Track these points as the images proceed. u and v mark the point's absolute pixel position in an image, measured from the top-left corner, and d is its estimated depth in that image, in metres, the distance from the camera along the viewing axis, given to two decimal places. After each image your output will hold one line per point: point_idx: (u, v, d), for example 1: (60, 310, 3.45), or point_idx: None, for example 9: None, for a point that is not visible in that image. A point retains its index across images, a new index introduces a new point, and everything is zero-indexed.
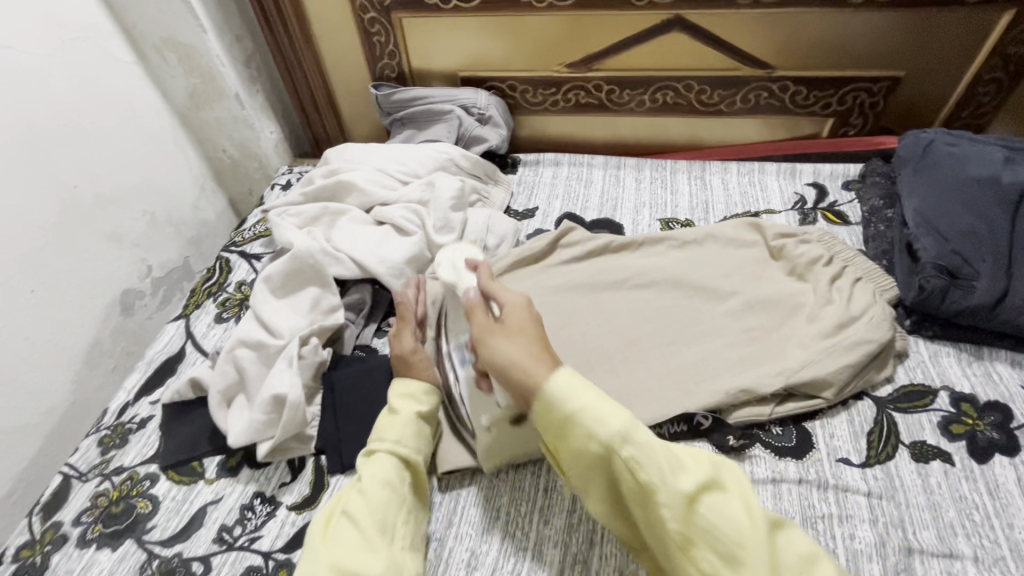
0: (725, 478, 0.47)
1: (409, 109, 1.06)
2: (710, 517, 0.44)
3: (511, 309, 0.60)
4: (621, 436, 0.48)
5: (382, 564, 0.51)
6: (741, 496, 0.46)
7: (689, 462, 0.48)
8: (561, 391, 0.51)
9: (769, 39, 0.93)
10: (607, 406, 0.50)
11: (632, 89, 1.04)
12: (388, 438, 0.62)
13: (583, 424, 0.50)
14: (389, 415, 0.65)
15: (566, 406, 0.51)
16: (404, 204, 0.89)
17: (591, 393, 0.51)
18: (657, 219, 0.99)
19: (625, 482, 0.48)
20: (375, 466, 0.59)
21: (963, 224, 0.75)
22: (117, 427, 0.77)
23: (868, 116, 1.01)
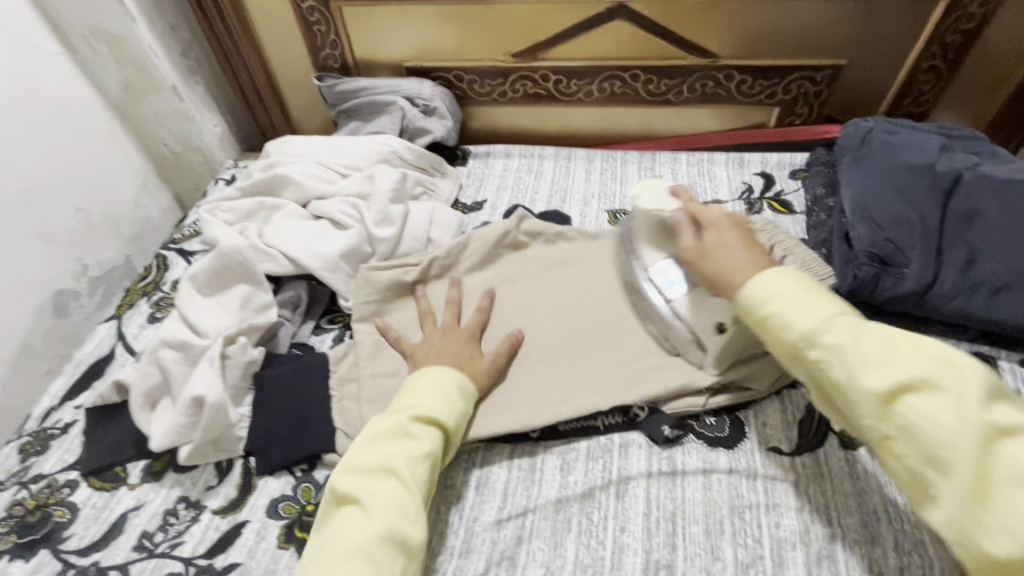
0: (947, 377, 0.44)
1: (353, 100, 1.04)
2: (910, 415, 0.44)
3: (718, 226, 0.62)
4: (810, 335, 0.50)
5: (422, 536, 0.54)
6: (960, 397, 0.43)
7: (901, 358, 0.46)
8: (759, 293, 0.54)
9: (711, 28, 0.92)
10: (806, 304, 0.51)
11: (579, 79, 1.02)
12: (443, 409, 0.61)
13: (775, 324, 0.52)
14: (441, 384, 0.63)
15: (759, 308, 0.53)
16: (342, 198, 0.87)
17: (788, 294, 0.52)
18: (605, 210, 0.98)
19: (823, 376, 0.50)
20: (424, 436, 0.59)
21: (896, 211, 0.76)
22: (39, 433, 0.74)
23: (813, 106, 1.01)
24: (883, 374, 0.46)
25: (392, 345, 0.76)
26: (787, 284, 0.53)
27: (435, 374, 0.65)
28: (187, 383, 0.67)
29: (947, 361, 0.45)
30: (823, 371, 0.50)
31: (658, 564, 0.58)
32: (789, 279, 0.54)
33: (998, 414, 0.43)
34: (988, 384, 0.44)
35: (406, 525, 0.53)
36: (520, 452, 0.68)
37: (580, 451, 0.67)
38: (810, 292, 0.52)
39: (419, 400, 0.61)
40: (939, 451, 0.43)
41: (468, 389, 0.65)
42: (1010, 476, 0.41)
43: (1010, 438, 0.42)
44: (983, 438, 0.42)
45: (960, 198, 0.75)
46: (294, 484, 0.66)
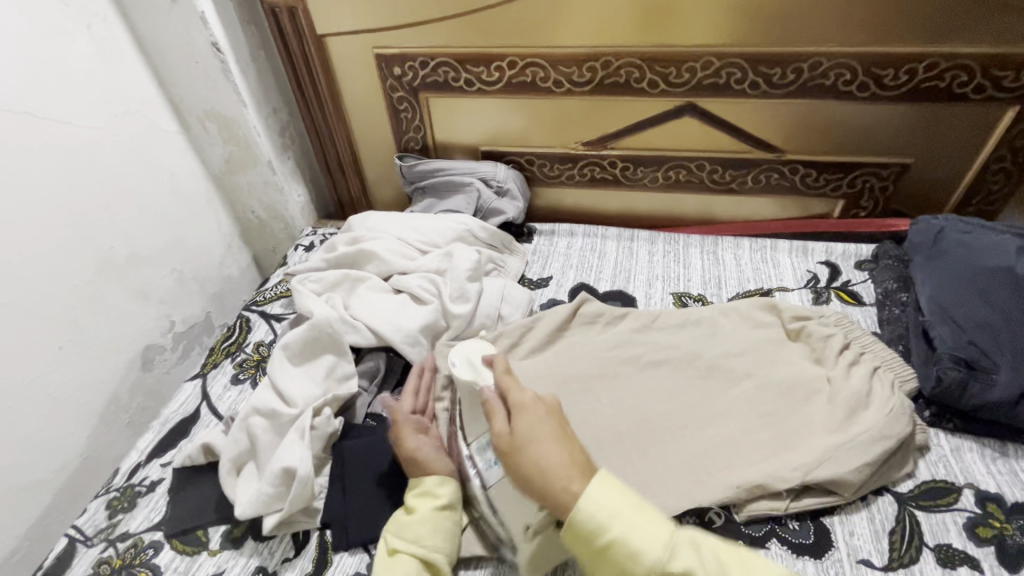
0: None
1: (432, 179, 1.12)
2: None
3: (528, 411, 0.60)
4: (661, 569, 0.48)
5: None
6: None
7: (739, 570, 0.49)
8: (597, 511, 0.51)
9: (777, 126, 0.96)
10: (644, 526, 0.50)
11: (645, 167, 1.08)
12: (412, 536, 0.62)
13: (620, 554, 0.49)
14: (407, 512, 0.64)
15: (604, 531, 0.50)
16: (422, 274, 0.92)
17: (626, 514, 0.51)
18: (670, 293, 1.00)
19: None
20: (398, 571, 0.59)
21: (978, 314, 0.75)
22: (128, 489, 0.77)
23: (878, 200, 1.03)
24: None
25: None
26: (621, 495, 0.52)
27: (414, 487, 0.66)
28: (275, 456, 0.70)
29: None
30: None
31: None
32: (620, 488, 0.53)
33: None
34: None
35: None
36: None
37: None
38: (644, 512, 0.52)
39: (391, 534, 0.63)
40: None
41: (438, 500, 0.64)
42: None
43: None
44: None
45: None
46: (370, 562, 0.67)
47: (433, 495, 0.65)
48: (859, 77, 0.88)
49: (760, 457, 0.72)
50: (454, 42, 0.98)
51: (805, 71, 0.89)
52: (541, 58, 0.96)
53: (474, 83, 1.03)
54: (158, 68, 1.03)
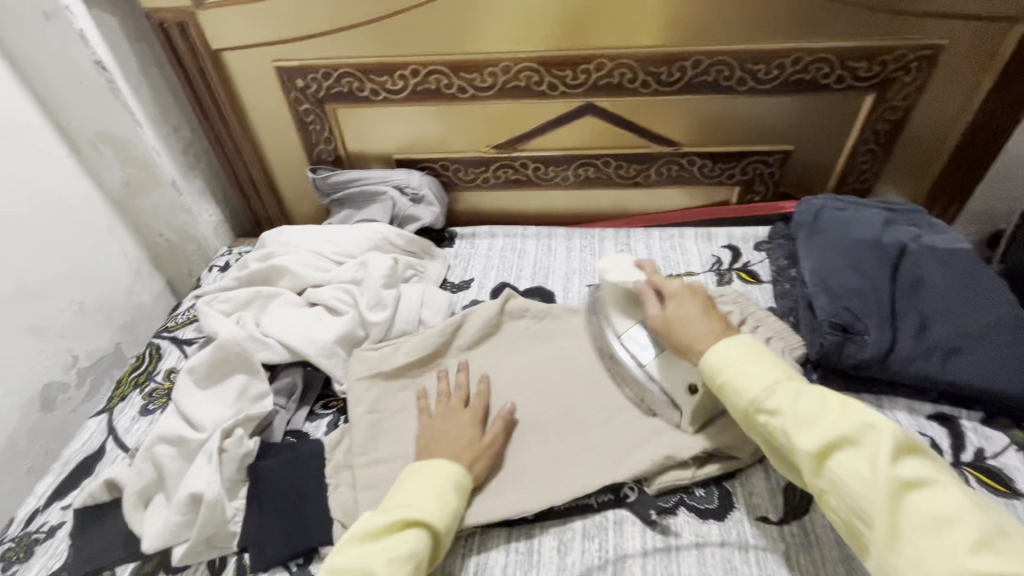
0: (871, 439, 0.52)
1: (347, 190, 1.11)
2: (838, 469, 0.53)
3: (677, 296, 0.72)
4: (754, 402, 0.60)
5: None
6: (874, 454, 0.51)
7: (832, 419, 0.55)
8: (715, 360, 0.64)
9: (670, 121, 1.03)
10: (753, 372, 0.61)
11: (556, 166, 1.11)
12: (433, 510, 0.62)
13: (729, 391, 0.62)
14: (428, 484, 0.64)
15: (715, 376, 0.63)
16: (336, 285, 0.91)
17: (735, 362, 0.63)
18: (586, 285, 1.04)
19: (773, 433, 0.59)
20: (413, 538, 0.59)
21: (851, 283, 0.83)
22: (24, 538, 0.72)
23: (769, 185, 1.11)
24: (812, 436, 0.55)
25: (387, 427, 0.78)
26: (738, 350, 0.63)
27: (430, 464, 0.66)
28: (183, 483, 0.67)
29: (871, 424, 0.53)
30: (769, 431, 0.59)
31: None
32: (739, 345, 0.64)
33: (822, 439, 0.54)
34: (904, 440, 0.52)
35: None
36: (518, 533, 0.69)
37: (576, 530, 0.68)
38: (759, 361, 0.62)
39: (404, 500, 0.62)
40: (863, 505, 0.51)
41: (458, 486, 0.65)
42: (918, 527, 0.48)
43: (918, 490, 0.49)
44: (894, 487, 0.49)
45: (906, 269, 0.84)
46: None
47: (458, 482, 0.66)
48: (737, 73, 0.95)
49: None
50: (356, 52, 0.98)
51: (688, 69, 0.95)
52: (442, 65, 0.98)
53: (380, 93, 1.03)
54: (38, 90, 0.97)
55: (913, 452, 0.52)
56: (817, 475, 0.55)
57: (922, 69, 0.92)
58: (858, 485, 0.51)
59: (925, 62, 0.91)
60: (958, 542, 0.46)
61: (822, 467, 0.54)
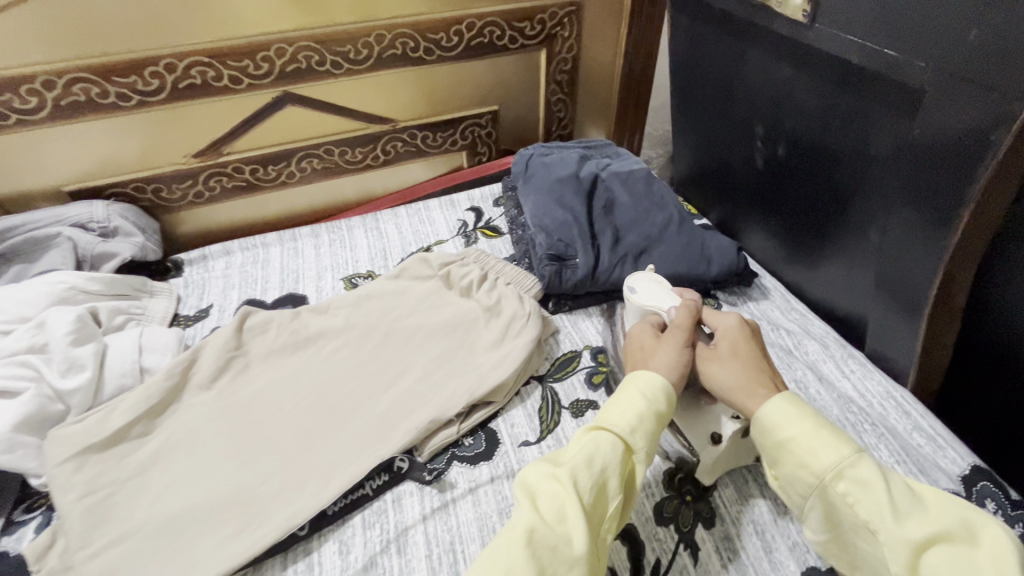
0: (986, 537, 0.46)
1: (5, 243, 0.88)
2: (939, 567, 0.46)
3: (729, 340, 0.66)
4: (836, 469, 0.52)
5: (578, 547, 0.50)
6: (993, 552, 0.45)
7: (934, 514, 0.49)
8: (780, 416, 0.56)
9: (377, 99, 1.04)
10: (824, 442, 0.53)
11: (275, 164, 1.04)
12: (625, 416, 0.59)
13: (799, 450, 0.54)
14: (627, 391, 0.61)
15: (780, 432, 0.56)
16: (3, 360, 0.73)
17: (807, 423, 0.55)
18: (340, 279, 1.01)
19: (841, 510, 0.52)
20: (603, 439, 0.57)
21: (558, 216, 0.94)
22: None
23: (491, 145, 1.20)
24: (914, 523, 0.48)
25: (116, 502, 0.66)
26: (809, 411, 0.56)
27: (642, 376, 0.62)
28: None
29: (978, 521, 0.47)
30: (842, 504, 0.52)
31: None
32: (806, 402, 0.57)
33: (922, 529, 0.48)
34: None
35: (560, 530, 0.51)
36: (295, 552, 0.65)
37: (356, 525, 0.67)
38: (834, 423, 0.55)
39: (607, 407, 0.61)
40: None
41: (665, 396, 0.61)
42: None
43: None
44: None
45: (599, 194, 0.99)
46: None
47: (661, 393, 0.61)
48: (421, 44, 0.99)
49: (432, 393, 0.78)
50: None
51: (374, 45, 0.96)
52: (84, 72, 0.83)
53: (9, 116, 0.84)
54: None
55: None
56: (908, 569, 0.48)
57: (573, 23, 1.07)
58: None
59: (573, 16, 1.07)
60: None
61: (915, 561, 0.48)
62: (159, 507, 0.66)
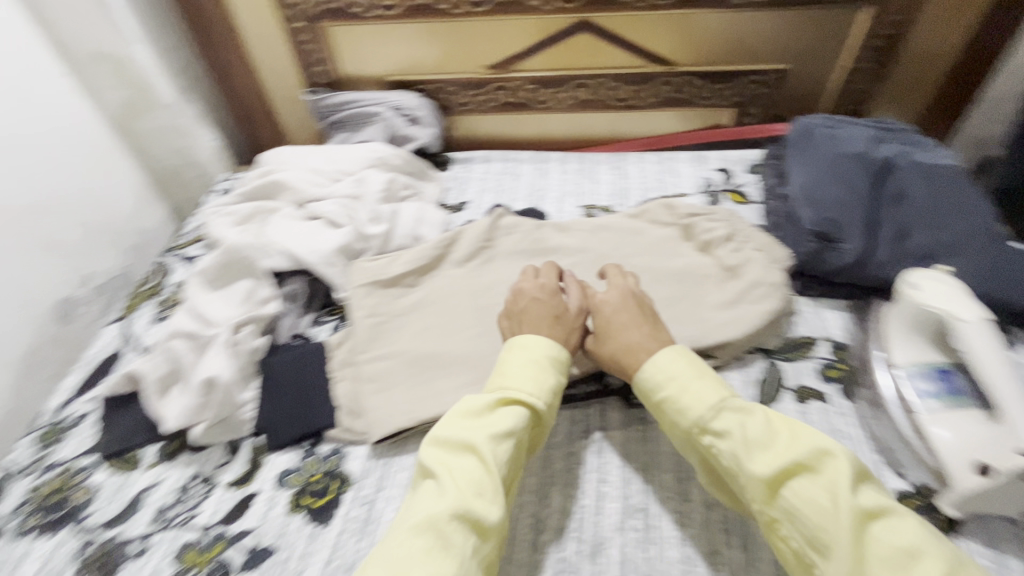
0: (826, 467, 0.50)
1: (341, 113, 1.12)
2: (793, 499, 0.49)
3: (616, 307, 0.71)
4: (701, 423, 0.56)
5: (495, 516, 0.52)
6: (832, 482, 0.48)
7: (780, 448, 0.52)
8: (656, 374, 0.61)
9: (664, 39, 1.03)
10: (699, 387, 0.58)
11: (551, 88, 1.12)
12: (533, 391, 0.61)
13: (672, 407, 0.59)
14: (515, 363, 0.63)
15: (658, 390, 0.61)
16: (336, 199, 0.94)
17: (683, 376, 0.60)
18: (580, 206, 1.06)
19: (715, 459, 0.56)
20: (512, 417, 0.58)
21: (833, 193, 0.86)
22: (55, 425, 0.79)
23: (764, 106, 1.13)
24: (765, 461, 0.51)
25: (388, 329, 0.83)
26: (681, 365, 0.61)
27: (524, 342, 0.65)
28: (197, 378, 0.73)
29: (830, 450, 0.50)
30: (711, 454, 0.56)
31: (636, 507, 0.64)
32: (679, 359, 0.62)
33: (774, 463, 0.51)
34: (858, 468, 0.50)
35: (481, 506, 0.52)
36: None
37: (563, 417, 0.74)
38: (702, 376, 0.60)
39: (503, 383, 0.61)
40: (821, 540, 0.47)
41: (555, 367, 0.64)
42: (884, 561, 0.44)
43: (878, 521, 0.47)
44: (856, 518, 0.46)
45: (893, 181, 0.86)
46: (301, 457, 0.72)
47: (557, 364, 0.65)
48: None
49: None
50: None
51: None
52: None
53: (371, 10, 1.03)
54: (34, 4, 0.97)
55: (868, 478, 0.50)
56: (767, 501, 0.51)
57: None
58: (819, 519, 0.47)
59: None
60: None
61: (773, 494, 0.51)
62: (417, 344, 0.81)
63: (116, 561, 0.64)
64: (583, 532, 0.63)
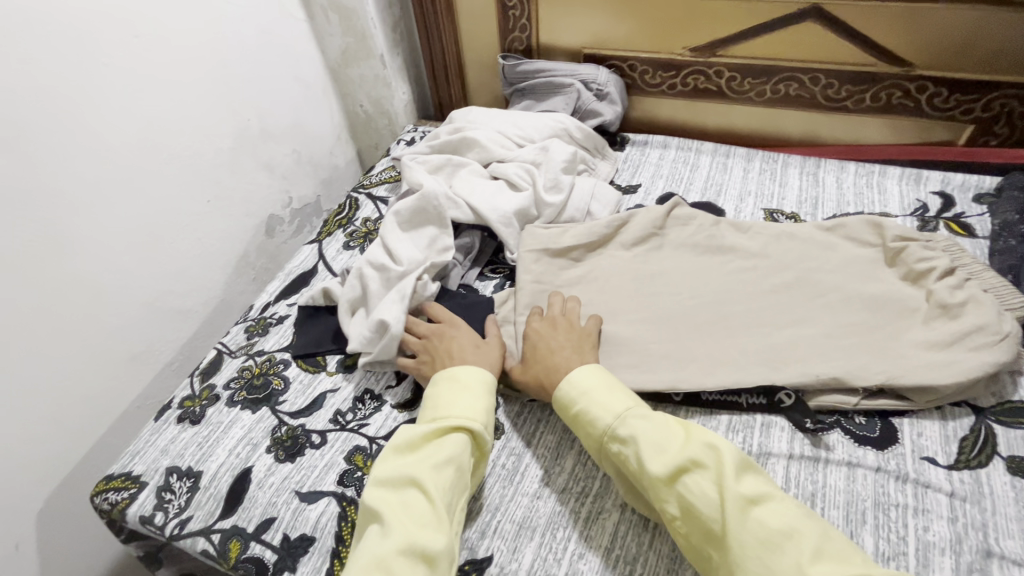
0: (708, 458, 0.55)
1: (530, 81, 1.14)
2: (688, 492, 0.54)
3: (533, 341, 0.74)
4: (610, 427, 0.61)
5: (443, 544, 0.54)
6: (716, 473, 0.54)
7: (674, 450, 0.57)
8: (572, 388, 0.66)
9: (907, 36, 0.91)
10: (607, 397, 0.64)
11: (755, 77, 1.04)
12: (476, 417, 0.64)
13: (586, 416, 0.64)
14: (454, 387, 0.67)
15: (574, 401, 0.65)
16: (519, 164, 0.97)
17: (597, 386, 0.65)
18: (761, 208, 0.99)
19: (624, 465, 0.60)
20: (451, 445, 0.61)
21: None
22: (261, 319, 0.92)
23: (1016, 127, 0.96)
24: (660, 461, 0.56)
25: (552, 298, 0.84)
26: (594, 377, 0.66)
27: (455, 373, 0.69)
28: (380, 306, 0.79)
29: (712, 444, 0.56)
30: (621, 460, 0.60)
31: None
32: (599, 375, 0.67)
33: (667, 464, 0.56)
34: (741, 459, 0.55)
35: (426, 533, 0.54)
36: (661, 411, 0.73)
37: (721, 422, 0.71)
38: (613, 387, 0.65)
39: (438, 412, 0.65)
40: (712, 527, 0.52)
41: (492, 390, 0.70)
42: (760, 541, 0.49)
43: (759, 506, 0.52)
44: (738, 501, 0.52)
45: None
46: None
47: (487, 386, 0.69)
48: None
49: (839, 354, 0.73)
50: None
51: None
52: None
53: None
54: None
55: (753, 467, 0.56)
56: (671, 497, 0.55)
57: None
58: (706, 507, 0.52)
59: None
60: (799, 554, 0.48)
61: (671, 488, 0.55)
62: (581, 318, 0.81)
63: (300, 446, 0.73)
64: None
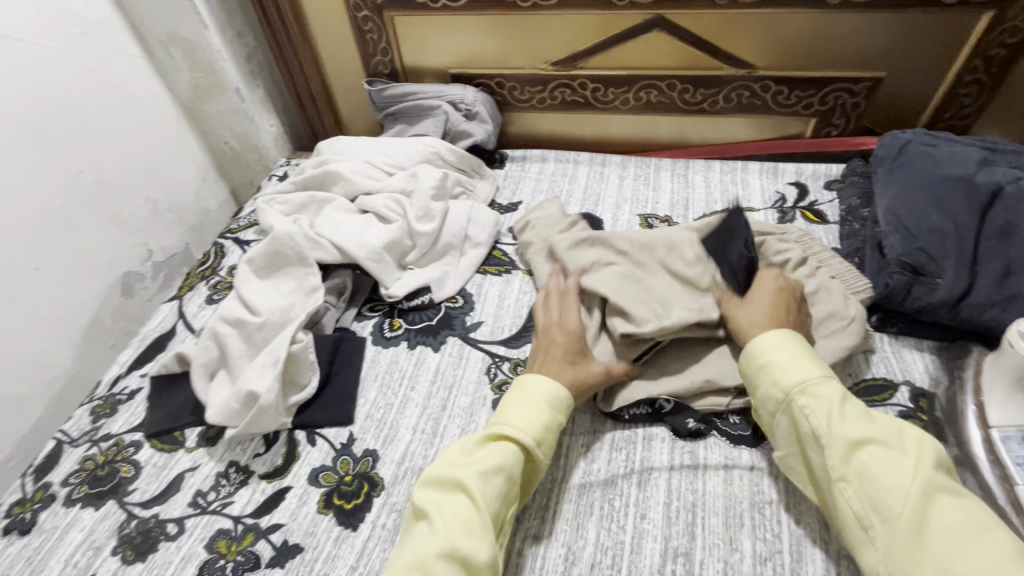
0: (905, 446, 0.51)
1: (399, 104, 1.11)
2: (870, 463, 0.51)
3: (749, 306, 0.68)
4: (801, 385, 0.57)
5: (484, 555, 0.51)
6: (910, 459, 0.50)
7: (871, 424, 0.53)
8: (767, 343, 0.61)
9: (745, 40, 0.96)
10: (800, 359, 0.59)
11: (617, 87, 1.06)
12: (528, 431, 0.59)
13: (773, 371, 0.59)
14: (522, 398, 0.62)
15: (762, 357, 0.60)
16: (388, 194, 0.93)
17: (792, 351, 0.60)
18: (637, 215, 1.00)
19: (800, 424, 0.56)
20: (501, 452, 0.57)
21: (931, 222, 0.76)
22: (108, 397, 0.81)
23: (850, 117, 1.04)
24: (851, 427, 0.53)
25: None
26: (793, 341, 0.60)
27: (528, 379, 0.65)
28: (248, 373, 0.73)
29: (915, 437, 0.52)
30: (801, 416, 0.56)
31: (677, 552, 0.59)
32: (798, 336, 0.61)
33: (860, 432, 0.52)
34: (942, 458, 0.51)
35: (467, 542, 0.51)
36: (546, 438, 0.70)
37: (605, 441, 0.70)
38: (808, 352, 0.60)
39: (501, 419, 0.61)
40: (891, 507, 0.48)
41: (553, 408, 0.62)
42: (949, 532, 0.46)
43: (950, 496, 0.48)
44: (929, 489, 0.48)
45: (1000, 211, 0.73)
46: (335, 456, 0.71)
47: (558, 407, 0.62)
48: None
49: None
50: None
51: None
52: None
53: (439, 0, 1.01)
54: None
55: (953, 488, 0.49)
56: (842, 461, 0.52)
57: None
58: (889, 484, 0.49)
59: None
60: (995, 552, 0.44)
61: (849, 456, 0.52)
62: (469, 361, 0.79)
63: (153, 541, 0.65)
64: (617, 570, 0.59)
